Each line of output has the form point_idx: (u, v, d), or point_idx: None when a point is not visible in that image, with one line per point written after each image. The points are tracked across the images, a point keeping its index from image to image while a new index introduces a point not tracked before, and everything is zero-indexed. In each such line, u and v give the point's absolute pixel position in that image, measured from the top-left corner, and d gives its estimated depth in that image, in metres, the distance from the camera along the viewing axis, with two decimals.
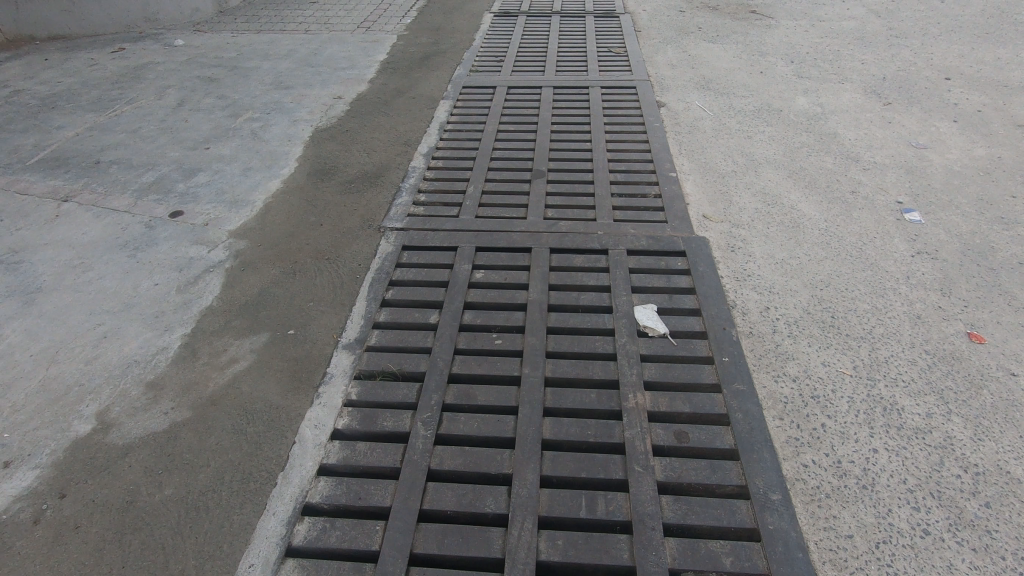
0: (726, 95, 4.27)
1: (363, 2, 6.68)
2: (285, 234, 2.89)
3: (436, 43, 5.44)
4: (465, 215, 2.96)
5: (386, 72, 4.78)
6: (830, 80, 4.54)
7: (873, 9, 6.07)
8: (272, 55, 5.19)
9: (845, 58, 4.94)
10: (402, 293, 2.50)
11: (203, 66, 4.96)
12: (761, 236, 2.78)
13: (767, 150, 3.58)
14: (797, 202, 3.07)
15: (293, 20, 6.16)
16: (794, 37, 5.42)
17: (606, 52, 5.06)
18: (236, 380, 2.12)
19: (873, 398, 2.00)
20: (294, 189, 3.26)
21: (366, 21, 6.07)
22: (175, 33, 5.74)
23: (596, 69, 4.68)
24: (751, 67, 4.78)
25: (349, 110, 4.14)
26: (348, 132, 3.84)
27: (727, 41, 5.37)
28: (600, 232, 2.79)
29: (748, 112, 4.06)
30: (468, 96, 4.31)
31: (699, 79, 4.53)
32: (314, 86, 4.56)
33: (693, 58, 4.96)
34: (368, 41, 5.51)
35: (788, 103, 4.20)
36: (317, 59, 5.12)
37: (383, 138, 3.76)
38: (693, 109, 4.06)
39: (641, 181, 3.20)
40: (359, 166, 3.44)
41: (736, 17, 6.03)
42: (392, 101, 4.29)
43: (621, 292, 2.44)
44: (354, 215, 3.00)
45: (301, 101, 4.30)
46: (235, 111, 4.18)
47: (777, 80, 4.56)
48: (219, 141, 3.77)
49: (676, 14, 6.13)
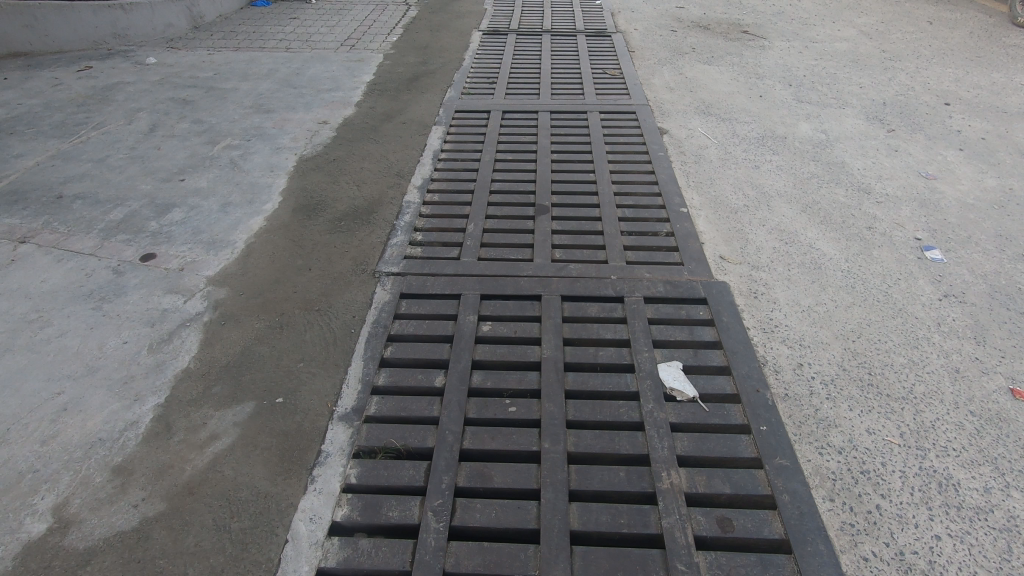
0: (728, 121, 4.15)
1: (346, 19, 6.45)
2: (270, 280, 2.64)
3: (424, 62, 5.24)
4: (466, 257, 2.75)
5: (374, 95, 4.56)
6: (830, 105, 4.45)
7: (863, 30, 6.04)
8: (251, 75, 4.93)
9: (842, 81, 4.87)
10: (402, 350, 2.27)
11: (177, 87, 4.68)
12: (783, 280, 2.62)
13: (776, 181, 3.45)
14: (814, 240, 2.92)
15: (273, 37, 5.90)
16: (789, 59, 5.35)
17: (601, 74, 4.92)
18: (217, 462, 1.87)
19: (926, 472, 1.84)
20: (279, 227, 3.01)
21: (350, 39, 5.84)
22: (147, 51, 5.43)
23: (593, 92, 4.53)
24: (749, 90, 4.68)
25: (335, 137, 3.91)
26: (336, 162, 3.61)
27: (722, 62, 5.27)
28: (613, 277, 2.61)
29: (752, 139, 3.93)
30: (461, 121, 4.11)
31: (698, 104, 4.40)
32: (297, 109, 4.31)
33: (690, 80, 4.84)
34: (353, 60, 5.29)
35: (792, 130, 4.09)
36: (299, 79, 4.88)
37: (373, 168, 3.54)
38: (697, 136, 3.91)
39: (651, 217, 3.03)
40: (349, 201, 3.21)
41: (729, 37, 5.94)
42: (381, 126, 4.06)
43: (642, 347, 2.26)
44: (346, 257, 2.77)
45: (283, 127, 4.04)
46: (212, 138, 3.91)
47: (777, 104, 4.45)
48: (195, 172, 3.50)
49: (668, 34, 6.02)
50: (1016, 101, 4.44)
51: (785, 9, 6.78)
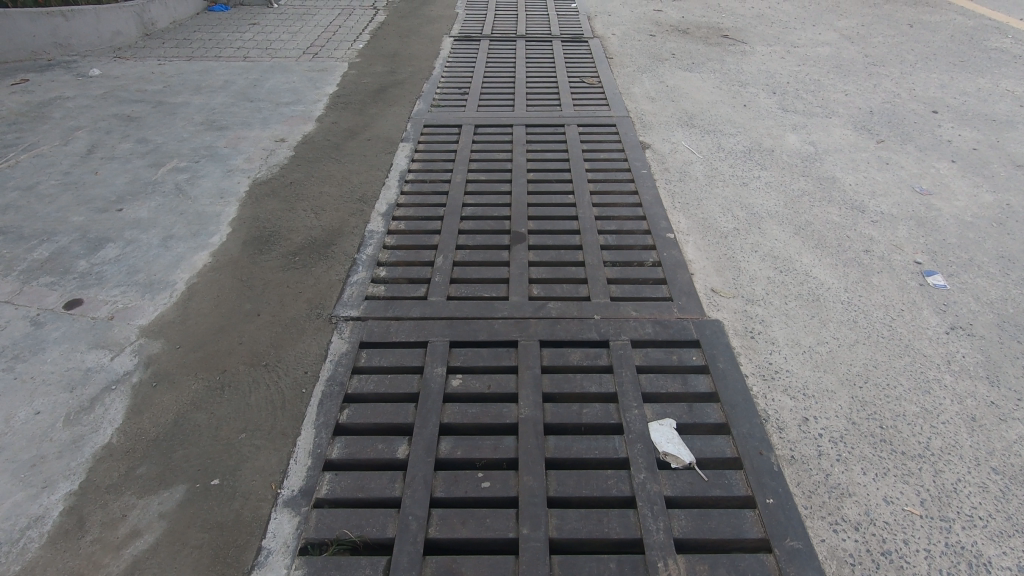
0: (713, 133, 3.94)
1: (310, 25, 6.12)
2: (213, 329, 2.34)
3: (391, 72, 4.95)
4: (434, 295, 2.49)
5: (338, 108, 4.26)
6: (816, 114, 4.27)
7: (845, 33, 5.90)
8: (205, 87, 4.59)
9: (827, 88, 4.70)
10: (361, 414, 2.00)
11: (122, 102, 4.32)
12: (781, 315, 2.40)
13: (766, 199, 3.24)
14: (811, 267, 2.72)
15: (231, 45, 5.55)
16: (771, 65, 5.18)
17: (578, 82, 4.69)
18: (137, 568, 1.58)
19: (953, 550, 1.62)
20: (226, 264, 2.71)
21: (313, 46, 5.52)
22: (91, 61, 5.05)
23: (571, 102, 4.29)
24: (733, 99, 4.48)
25: (294, 157, 3.61)
26: (292, 185, 3.31)
27: (704, 69, 5.08)
28: (597, 317, 2.36)
29: (739, 153, 3.72)
30: (431, 137, 3.84)
31: (681, 114, 4.18)
32: (253, 126, 4.00)
33: (671, 89, 4.62)
34: (315, 70, 4.97)
35: (779, 143, 3.89)
36: (257, 91, 4.55)
37: (334, 191, 3.25)
38: (681, 151, 3.69)
39: (636, 245, 2.80)
40: (306, 231, 2.92)
41: (709, 41, 5.75)
42: (344, 144, 3.78)
43: (631, 403, 2.02)
44: (300, 299, 2.48)
45: (237, 146, 3.73)
46: (157, 159, 3.58)
47: (762, 114, 4.26)
48: (135, 199, 3.17)
49: (647, 38, 5.81)
50: (1005, 108, 4.31)
51: (764, 11, 6.63)
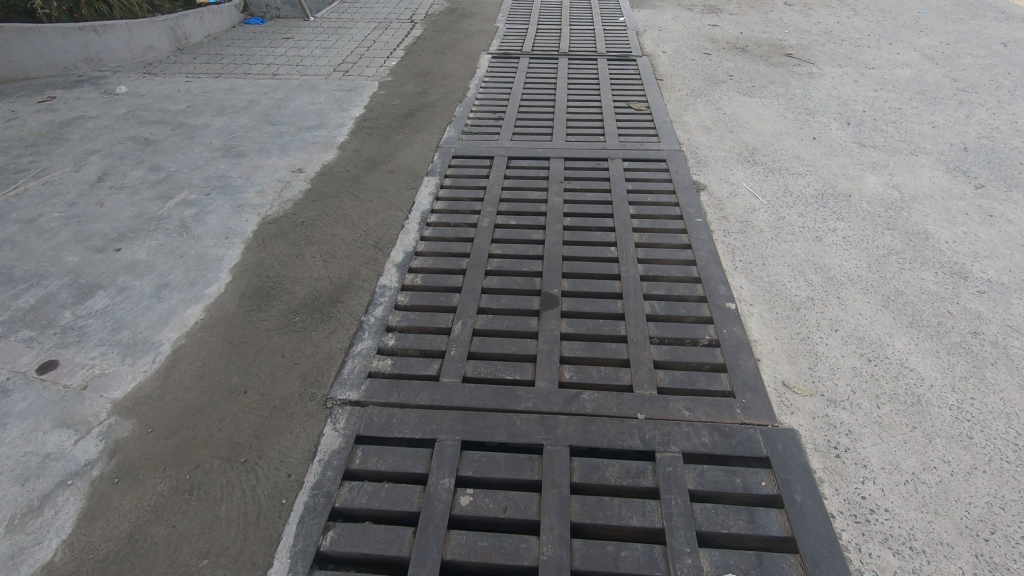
0: (778, 173, 3.46)
1: (343, 39, 5.91)
2: (191, 408, 2.03)
3: (423, 92, 4.64)
4: (448, 376, 2.12)
5: (362, 134, 3.97)
6: (899, 151, 3.74)
7: (927, 53, 5.29)
8: (228, 107, 4.38)
9: (910, 119, 4.15)
10: (348, 539, 1.65)
11: (142, 123, 4.14)
12: (873, 425, 1.93)
13: (845, 259, 2.76)
14: (906, 355, 2.23)
15: (261, 60, 5.37)
16: (842, 90, 4.64)
17: (624, 108, 4.27)
18: None
19: None
20: (219, 322, 2.41)
21: (345, 63, 5.27)
22: (121, 77, 4.93)
23: (615, 132, 3.88)
24: (800, 131, 3.99)
25: (310, 191, 3.32)
26: (303, 225, 3.01)
27: (765, 93, 4.58)
28: (641, 416, 1.95)
29: (809, 197, 3.24)
30: (459, 170, 3.49)
31: (741, 149, 3.72)
32: (271, 153, 3.74)
33: (729, 117, 4.15)
34: (344, 89, 4.71)
35: (857, 185, 3.38)
36: (281, 113, 4.31)
37: (348, 234, 2.93)
38: (741, 194, 3.23)
39: (688, 316, 2.38)
40: (311, 284, 2.60)
41: (770, 61, 5.24)
42: (365, 176, 3.47)
43: (682, 547, 1.60)
44: (293, 374, 2.15)
45: (251, 177, 3.46)
46: (166, 190, 3.34)
47: (834, 150, 3.75)
48: (136, 238, 2.93)
49: (700, 57, 5.34)
50: None
51: (833, 28, 6.05)
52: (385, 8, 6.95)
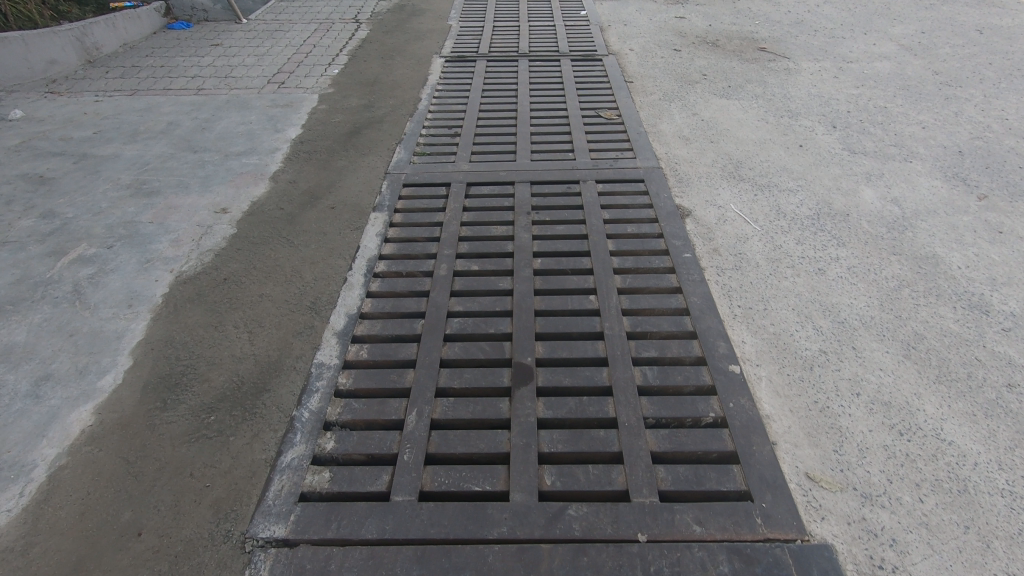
0: (767, 190, 3.12)
1: (279, 44, 5.33)
2: (66, 566, 1.56)
3: (369, 106, 4.14)
4: (401, 492, 1.70)
5: (298, 160, 3.47)
6: (892, 157, 3.44)
7: (904, 43, 5.03)
8: (144, 132, 3.81)
9: (898, 119, 3.86)
10: None
11: (38, 156, 3.54)
12: (921, 529, 1.60)
13: (855, 295, 2.43)
14: (943, 423, 1.90)
15: (185, 72, 4.77)
16: (823, 87, 4.33)
17: (594, 117, 3.88)
18: None
19: None
20: (112, 428, 1.92)
21: (281, 73, 4.72)
22: (17, 99, 4.29)
23: (585, 147, 3.49)
24: (785, 138, 3.66)
25: (235, 238, 2.82)
26: (225, 285, 2.52)
27: (743, 94, 4.24)
28: (643, 537, 1.58)
29: (804, 219, 2.91)
30: (411, 202, 3.05)
31: (724, 162, 3.36)
32: (191, 189, 3.21)
33: (707, 125, 3.79)
34: (279, 104, 4.18)
35: (854, 202, 3.06)
36: (205, 136, 3.76)
37: (279, 294, 2.46)
38: (731, 219, 2.88)
39: (686, 386, 2.01)
40: (231, 367, 2.13)
41: (744, 56, 4.90)
42: (301, 215, 2.99)
43: None
44: (204, 502, 1.70)
45: (165, 221, 2.94)
46: (60, 244, 2.79)
47: (824, 159, 3.43)
48: (16, 312, 2.39)
49: (670, 54, 4.97)
50: None
51: (804, 17, 5.76)
52: (326, 7, 6.37)
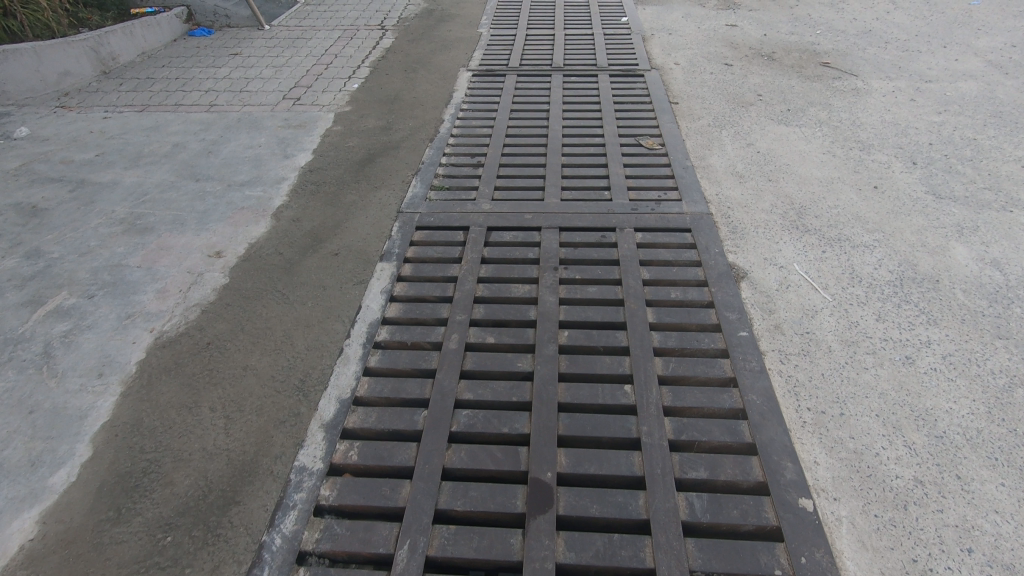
0: (838, 245, 2.66)
1: (300, 54, 5.05)
2: None
3: (387, 127, 3.81)
4: None
5: (305, 193, 3.16)
6: (988, 205, 2.92)
7: (991, 59, 4.43)
8: (147, 155, 3.57)
9: (991, 155, 3.32)
10: None
11: (35, 182, 3.33)
12: None
13: (957, 398, 1.97)
14: None
15: (199, 85, 4.53)
16: (898, 113, 3.80)
17: (634, 146, 3.46)
18: None
19: None
20: (55, 546, 1.63)
21: (298, 87, 4.44)
22: (26, 114, 4.11)
23: (623, 185, 3.09)
24: (856, 176, 3.17)
25: (226, 290, 2.52)
26: (208, 352, 2.23)
27: (805, 120, 3.75)
28: None
29: (885, 286, 2.44)
30: (424, 249, 2.71)
31: (786, 207, 2.91)
32: (187, 226, 2.94)
33: (764, 158, 3.33)
34: (292, 125, 3.89)
35: (945, 263, 2.58)
36: (209, 161, 3.50)
37: (265, 367, 2.15)
38: (795, 283, 2.43)
39: (744, 525, 1.62)
40: (199, 466, 1.82)
41: (805, 73, 4.39)
42: (301, 262, 2.67)
43: None
44: None
45: (154, 266, 2.67)
46: (39, 291, 2.55)
47: (905, 205, 2.94)
48: None
49: (721, 69, 4.49)
50: None
51: (873, 27, 5.18)
52: (352, 12, 6.07)
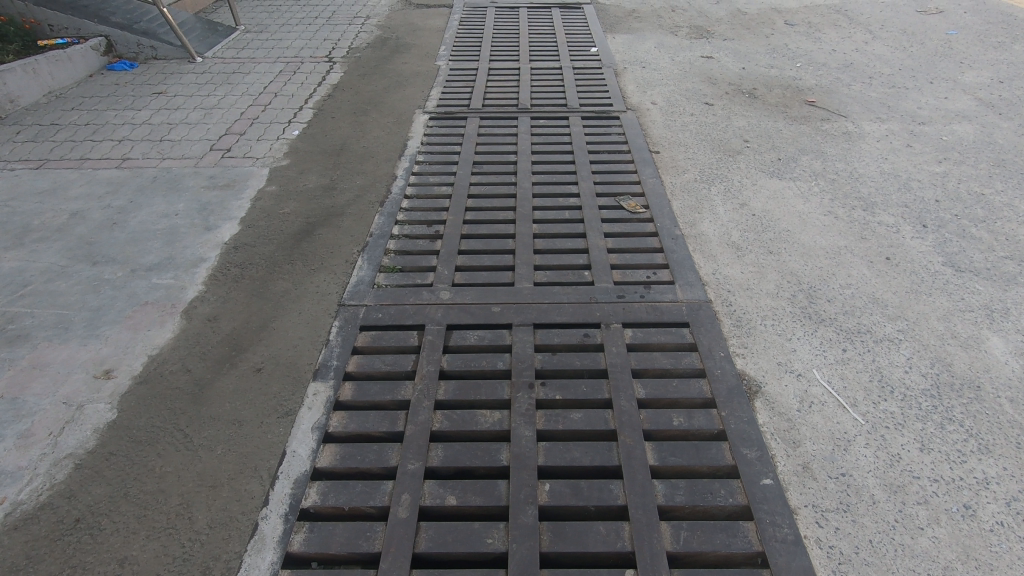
0: (860, 340, 2.27)
1: (235, 93, 4.49)
2: None
3: (331, 187, 3.29)
4: None
5: (227, 280, 2.62)
6: (1015, 279, 2.59)
7: (981, 97, 4.19)
8: (36, 229, 2.96)
9: (1004, 212, 3.01)
10: None
11: None
12: None
13: None
14: None
15: (113, 132, 3.93)
16: (897, 162, 3.48)
17: (614, 208, 3.04)
18: None
19: None
20: None
21: (229, 135, 3.88)
22: None
23: (606, 262, 2.66)
24: (865, 244, 2.81)
25: (112, 431, 1.97)
26: (75, 538, 1.67)
27: (799, 171, 3.40)
28: None
29: (923, 398, 2.05)
30: (369, 360, 2.21)
31: (793, 289, 2.51)
32: (71, 332, 2.35)
33: (760, 223, 2.94)
34: (219, 184, 3.33)
35: (984, 360, 2.20)
36: (113, 236, 2.92)
37: (151, 561, 1.61)
38: (819, 399, 2.02)
39: None
40: None
41: (791, 113, 4.06)
42: (214, 383, 2.13)
43: None
44: None
45: (19, 396, 2.08)
46: None
47: (923, 282, 2.58)
48: None
49: (702, 109, 4.13)
50: None
51: (854, 59, 4.93)
52: (297, 41, 5.54)
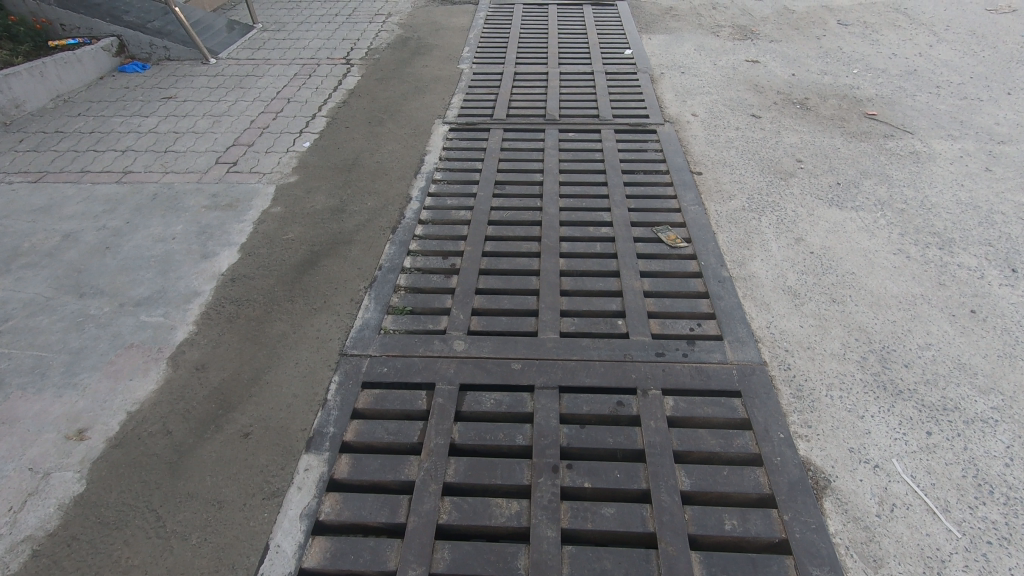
0: (947, 420, 1.91)
1: (246, 98, 4.25)
2: None
3: (340, 209, 3.02)
4: None
5: (219, 320, 2.37)
6: None
7: None
8: (25, 252, 2.76)
9: None
10: None
11: None
12: None
13: None
14: None
15: (117, 141, 3.73)
16: (975, 189, 3.06)
17: (652, 242, 2.71)
18: None
19: None
20: None
21: (237, 146, 3.64)
22: None
23: (642, 309, 2.34)
24: (945, 292, 2.43)
25: (77, 509, 1.73)
26: None
27: (862, 199, 3.01)
28: None
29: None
30: (370, 427, 1.93)
31: (863, 349, 2.16)
32: (47, 379, 2.13)
33: (820, 263, 2.58)
34: (221, 204, 3.09)
35: None
36: (104, 263, 2.69)
37: None
38: (902, 500, 1.68)
39: None
40: None
41: (849, 128, 3.65)
42: (194, 451, 1.88)
43: None
44: None
45: None
46: None
47: (1018, 344, 2.20)
48: None
49: (748, 122, 3.75)
50: None
51: (918, 64, 4.46)
52: (314, 41, 5.28)
